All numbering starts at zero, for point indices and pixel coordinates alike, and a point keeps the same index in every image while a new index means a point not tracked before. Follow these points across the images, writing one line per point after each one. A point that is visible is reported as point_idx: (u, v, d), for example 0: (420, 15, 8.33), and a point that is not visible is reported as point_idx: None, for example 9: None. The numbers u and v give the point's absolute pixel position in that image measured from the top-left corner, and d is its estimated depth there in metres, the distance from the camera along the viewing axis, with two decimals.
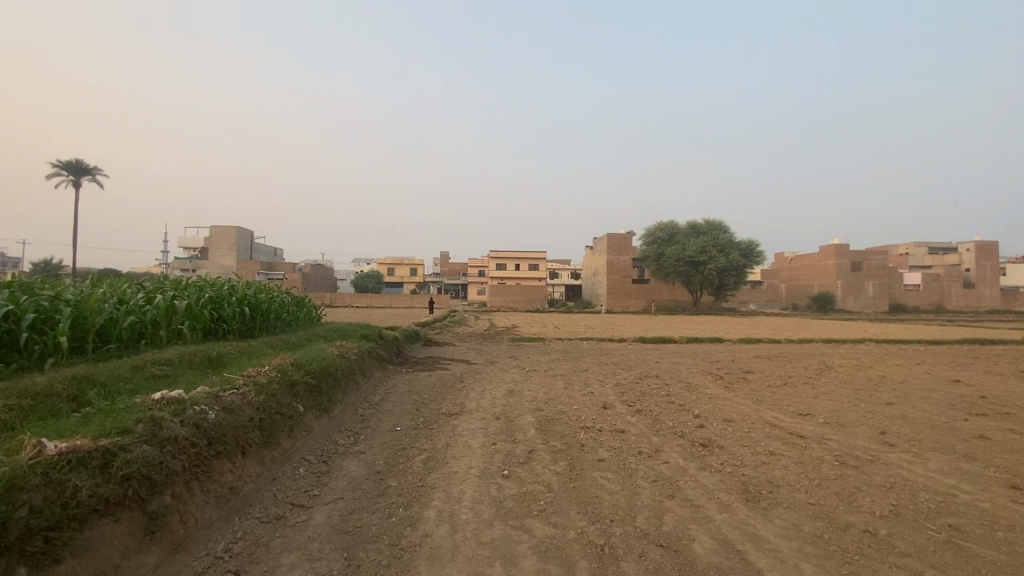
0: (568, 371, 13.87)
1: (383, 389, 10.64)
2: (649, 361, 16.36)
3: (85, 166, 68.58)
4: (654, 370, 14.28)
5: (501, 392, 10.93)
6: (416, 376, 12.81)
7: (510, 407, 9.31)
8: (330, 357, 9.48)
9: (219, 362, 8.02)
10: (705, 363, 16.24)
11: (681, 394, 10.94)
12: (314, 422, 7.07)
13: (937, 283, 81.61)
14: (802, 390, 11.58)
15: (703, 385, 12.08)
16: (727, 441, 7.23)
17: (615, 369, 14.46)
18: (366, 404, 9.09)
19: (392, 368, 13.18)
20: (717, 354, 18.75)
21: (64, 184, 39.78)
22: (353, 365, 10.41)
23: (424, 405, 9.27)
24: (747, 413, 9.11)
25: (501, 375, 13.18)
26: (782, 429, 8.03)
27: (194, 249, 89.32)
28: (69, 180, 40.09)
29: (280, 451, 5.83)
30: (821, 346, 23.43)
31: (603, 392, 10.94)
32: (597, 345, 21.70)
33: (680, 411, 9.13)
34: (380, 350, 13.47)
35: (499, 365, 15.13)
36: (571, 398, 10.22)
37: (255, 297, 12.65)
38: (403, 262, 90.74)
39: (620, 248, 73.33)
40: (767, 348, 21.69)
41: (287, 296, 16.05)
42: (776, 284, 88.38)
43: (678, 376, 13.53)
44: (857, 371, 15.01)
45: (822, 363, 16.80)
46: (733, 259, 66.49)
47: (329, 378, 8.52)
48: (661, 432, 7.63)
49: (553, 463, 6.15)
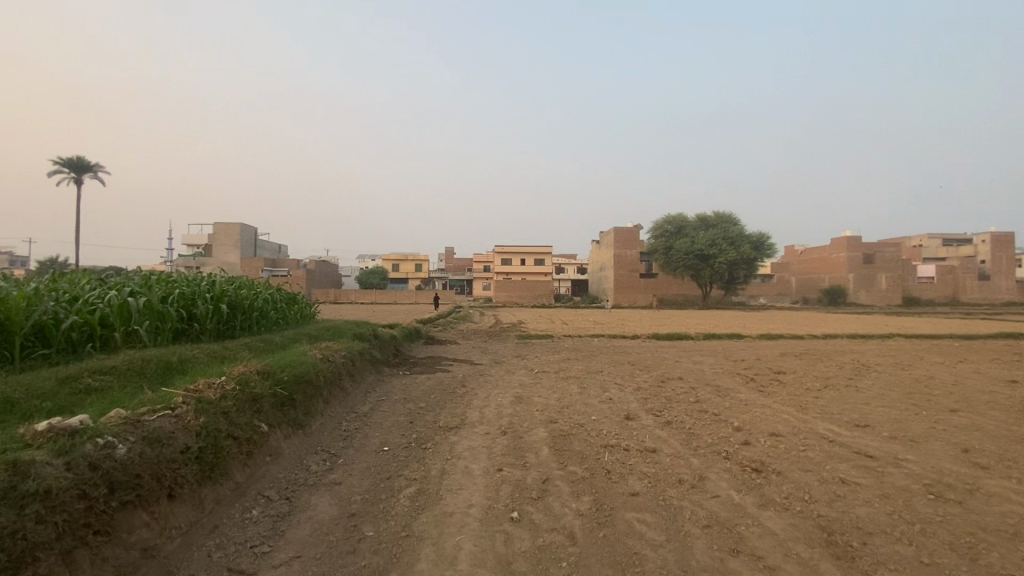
0: (582, 373, 12.60)
1: (375, 396, 9.41)
2: (668, 361, 15.06)
3: (87, 164, 67.97)
4: (676, 372, 12.98)
5: (508, 398, 9.67)
6: (414, 379, 11.56)
7: (518, 419, 8.04)
8: (312, 361, 8.26)
9: (176, 369, 6.83)
10: (728, 363, 14.93)
11: (713, 400, 9.66)
12: (281, 444, 5.85)
13: (952, 276, 79.62)
14: (847, 395, 10.26)
15: (734, 389, 10.78)
16: (784, 464, 5.95)
17: (633, 371, 13.16)
18: (351, 417, 7.84)
19: (387, 371, 11.96)
20: (740, 352, 17.44)
21: (66, 180, 39.54)
22: (341, 369, 9.20)
23: (419, 417, 8.03)
24: (794, 424, 7.81)
25: (508, 378, 11.90)
26: (844, 446, 6.73)
27: (198, 246, 88.73)
28: (69, 177, 39.76)
29: (228, 486, 4.60)
30: (848, 341, 22.05)
31: (623, 399, 9.65)
32: (609, 342, 20.45)
33: (717, 423, 7.84)
34: (374, 351, 12.24)
35: (506, 366, 13.84)
36: (587, 407, 8.95)
37: (235, 293, 11.46)
38: (407, 258, 89.57)
39: (628, 242, 71.80)
40: (792, 344, 20.36)
41: (276, 291, 14.88)
42: (786, 278, 86.55)
43: (704, 378, 12.23)
44: (898, 371, 13.64)
45: (856, 362, 15.47)
46: (744, 251, 64.88)
47: (306, 387, 7.31)
48: (700, 453, 6.34)
49: (575, 500, 4.87)
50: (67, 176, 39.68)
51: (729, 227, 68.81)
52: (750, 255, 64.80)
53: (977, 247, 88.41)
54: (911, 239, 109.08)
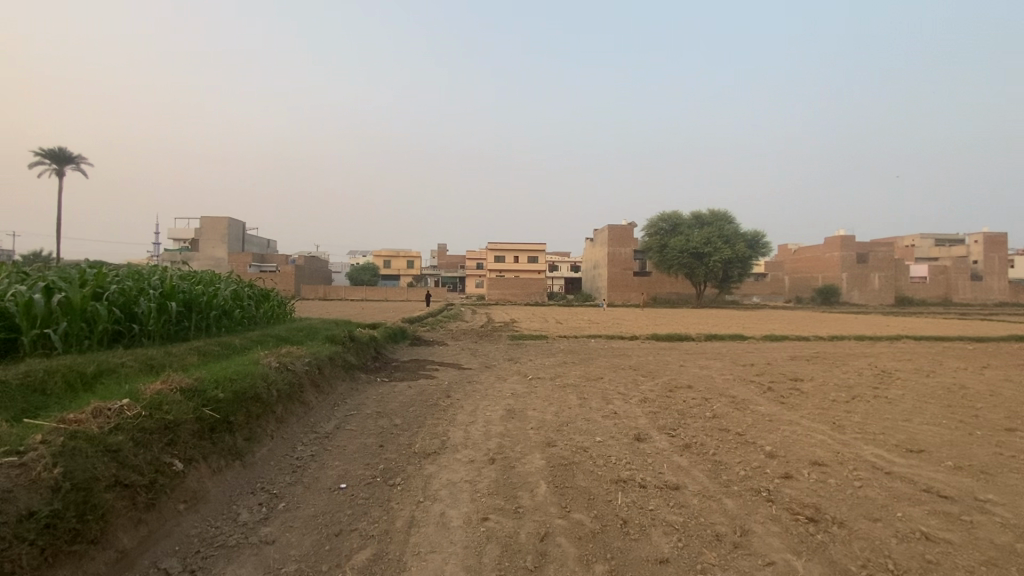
0: (581, 380, 11.37)
1: (344, 410, 8.12)
2: (673, 366, 13.88)
3: (67, 155, 65.88)
4: (683, 379, 11.81)
5: (499, 412, 8.40)
6: (392, 388, 10.23)
7: (511, 441, 6.76)
8: (265, 370, 6.96)
9: (85, 384, 5.51)
10: (738, 368, 13.80)
11: (733, 414, 8.48)
12: (204, 484, 4.57)
13: (944, 276, 79.37)
14: (881, 408, 9.14)
15: (753, 401, 9.59)
16: (845, 512, 4.72)
17: (636, 378, 11.96)
18: (310, 441, 6.53)
19: (363, 378, 10.65)
20: (746, 356, 16.33)
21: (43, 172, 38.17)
22: (304, 379, 7.91)
23: (391, 438, 6.73)
24: (836, 449, 6.64)
25: (499, 386, 10.64)
26: (907, 483, 5.53)
27: (184, 241, 86.81)
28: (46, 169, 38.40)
29: (105, 559, 3.35)
30: (856, 344, 21.01)
31: (630, 413, 8.44)
32: (607, 344, 19.28)
33: (744, 447, 6.63)
34: (349, 354, 10.93)
35: (496, 371, 12.57)
36: (591, 423, 7.73)
37: (188, 289, 10.11)
38: (398, 253, 88.03)
39: (622, 239, 70.80)
40: (799, 347, 19.29)
41: (244, 287, 13.50)
42: (780, 277, 86.05)
43: (716, 387, 11.05)
44: (923, 379, 12.56)
45: (872, 367, 14.40)
46: (739, 250, 64.08)
47: (252, 405, 6.02)
48: (735, 493, 5.10)
49: (584, 571, 3.61)
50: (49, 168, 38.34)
51: (724, 225, 68.00)
52: (746, 253, 64.02)
53: (970, 247, 88.30)
54: (903, 238, 109.18)
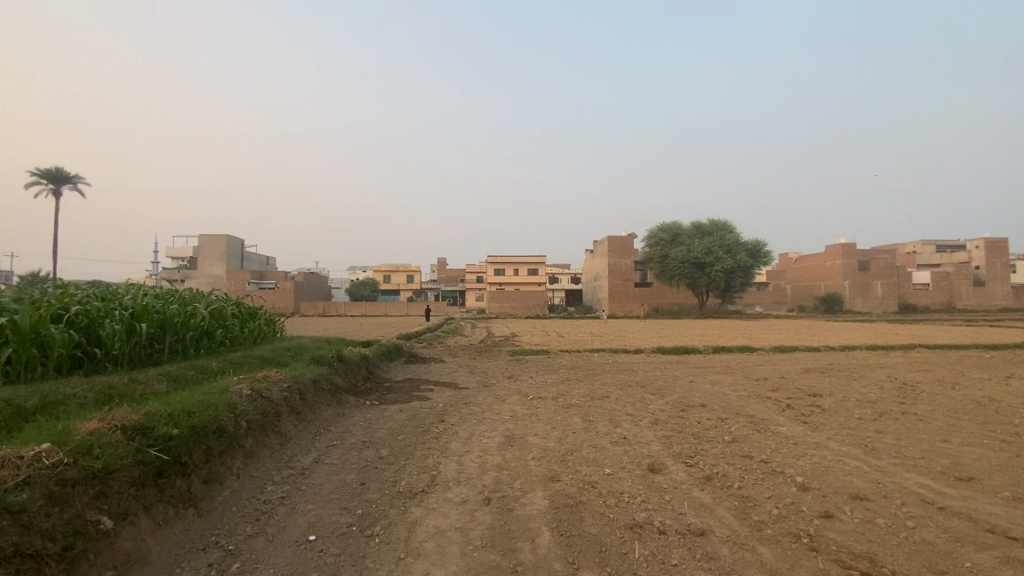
0: (586, 399, 10.62)
1: (325, 440, 7.39)
2: (682, 382, 13.12)
3: (66, 175, 65.86)
4: (695, 397, 11.05)
5: (496, 438, 7.65)
6: (382, 412, 9.48)
7: (510, 475, 6.01)
8: (233, 398, 6.24)
9: (18, 421, 4.81)
10: (751, 383, 13.04)
11: (753, 438, 7.72)
12: (142, 544, 3.85)
13: (947, 282, 78.64)
14: (913, 427, 8.37)
15: (773, 422, 8.82)
16: (905, 563, 3.96)
17: (645, 396, 11.19)
18: (282, 480, 5.79)
19: (351, 402, 9.91)
20: (757, 369, 15.57)
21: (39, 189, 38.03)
22: (281, 406, 7.18)
23: (374, 475, 5.98)
24: (876, 479, 5.88)
25: (497, 408, 9.88)
26: (967, 520, 4.78)
27: (182, 260, 86.38)
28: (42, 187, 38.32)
29: None
30: (869, 354, 20.24)
31: (641, 437, 7.69)
32: (611, 358, 18.53)
33: (773, 478, 5.87)
34: (336, 376, 10.21)
35: (495, 391, 11.82)
36: (598, 452, 6.98)
37: (161, 309, 9.44)
38: (397, 268, 87.41)
39: (621, 251, 70.24)
40: (811, 358, 18.52)
41: (227, 306, 12.83)
42: (782, 286, 85.29)
43: (730, 405, 10.28)
44: (948, 391, 11.78)
45: (892, 380, 13.64)
46: (740, 259, 63.49)
47: (211, 442, 5.29)
48: (771, 539, 4.35)
49: None
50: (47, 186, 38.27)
51: (724, 235, 67.52)
52: (747, 262, 63.49)
53: (972, 253, 87.75)
54: (903, 245, 108.68)
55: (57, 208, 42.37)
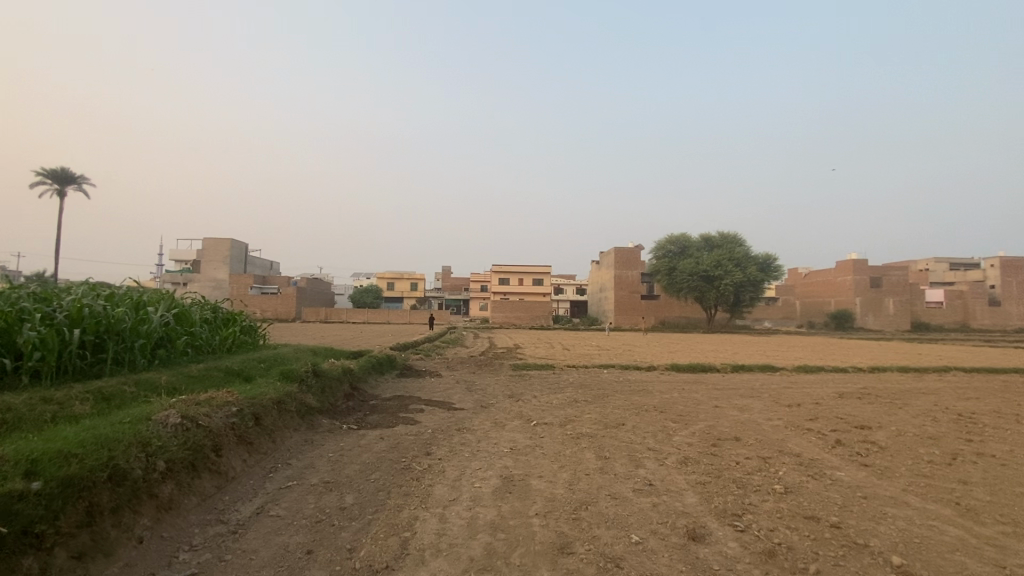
0: (599, 427, 9.15)
1: (280, 480, 5.97)
2: (705, 408, 11.56)
3: (72, 176, 65.53)
4: (724, 427, 9.55)
5: (492, 483, 6.16)
6: (359, 440, 8.01)
7: (506, 545, 4.52)
8: (149, 430, 4.84)
9: None
10: (784, 410, 11.53)
11: (812, 488, 6.22)
12: None
13: (961, 300, 76.65)
14: (1003, 478, 6.85)
15: (826, 464, 7.29)
16: None
17: (666, 424, 9.71)
18: (201, 542, 4.36)
19: (325, 426, 8.48)
20: (786, 392, 13.96)
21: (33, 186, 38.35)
22: (222, 437, 5.78)
23: (327, 539, 4.52)
24: (997, 564, 4.41)
25: (493, 437, 8.39)
26: None
27: (185, 263, 85.65)
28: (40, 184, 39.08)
29: None
30: (900, 377, 18.68)
31: (672, 484, 6.21)
32: (621, 376, 17.03)
33: (860, 558, 4.40)
34: (309, 394, 8.83)
35: (493, 414, 10.32)
36: (620, 505, 5.50)
37: (102, 312, 8.08)
38: (402, 276, 86.14)
39: (628, 262, 68.71)
40: (840, 381, 16.96)
41: (196, 312, 11.47)
42: (791, 301, 83.43)
43: (768, 439, 8.74)
44: (1016, 427, 10.19)
45: (942, 410, 12.04)
46: (750, 273, 61.80)
47: (97, 496, 3.89)
48: None
49: None
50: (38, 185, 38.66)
51: (734, 248, 65.94)
52: (758, 276, 61.91)
53: (986, 272, 85.77)
54: (914, 263, 106.76)
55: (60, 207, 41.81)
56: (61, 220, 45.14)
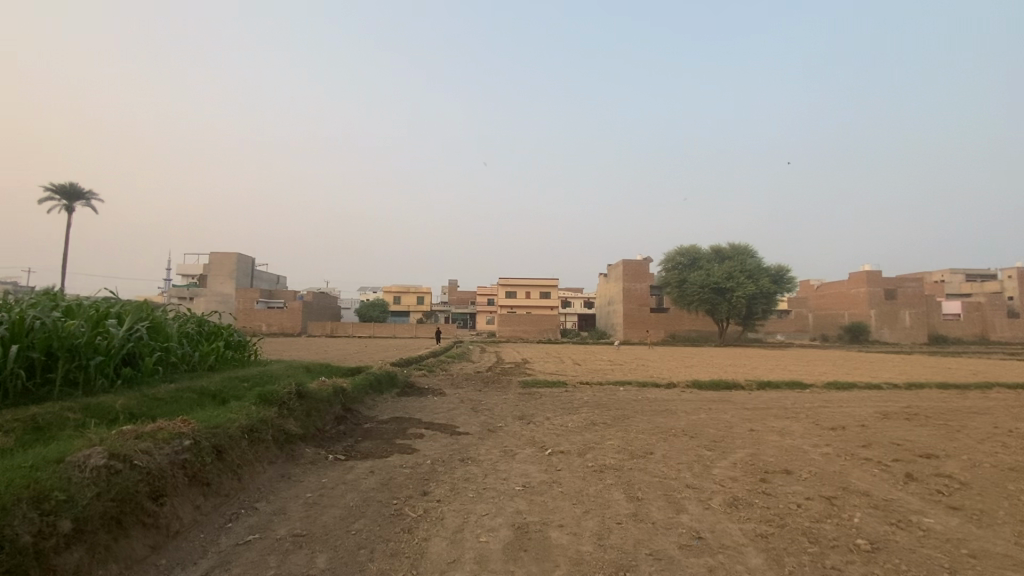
0: (625, 458, 7.91)
1: (240, 533, 4.79)
2: (738, 432, 10.30)
3: (80, 192, 65.70)
4: (768, 457, 8.27)
5: (502, 537, 4.93)
6: (346, 475, 6.82)
7: None
8: (53, 479, 3.74)
9: None
10: (828, 434, 10.25)
11: (904, 545, 4.94)
12: None
13: (979, 312, 74.53)
14: None
15: (906, 507, 6.01)
16: None
17: (701, 453, 8.46)
18: None
19: (308, 456, 7.32)
20: (824, 413, 12.65)
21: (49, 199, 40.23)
22: (166, 479, 4.66)
23: None
24: None
25: (503, 470, 7.17)
26: None
27: (191, 277, 85.48)
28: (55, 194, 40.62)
29: None
30: (939, 394, 17.26)
31: (727, 538, 4.97)
32: (639, 394, 15.76)
33: None
34: (291, 419, 7.70)
35: (502, 440, 9.10)
36: (669, 572, 4.26)
37: (51, 326, 7.02)
38: (408, 289, 85.21)
39: (637, 274, 67.41)
40: (877, 399, 15.60)
41: (173, 325, 10.41)
42: (804, 314, 81.52)
43: (824, 471, 7.46)
44: None
45: (1006, 433, 10.68)
46: (763, 285, 60.31)
47: None
48: None
49: None
50: (55, 199, 40.85)
51: (745, 260, 64.53)
52: (771, 288, 60.46)
53: (1004, 284, 83.65)
54: (929, 275, 104.59)
55: (68, 221, 41.58)
56: (67, 235, 44.82)
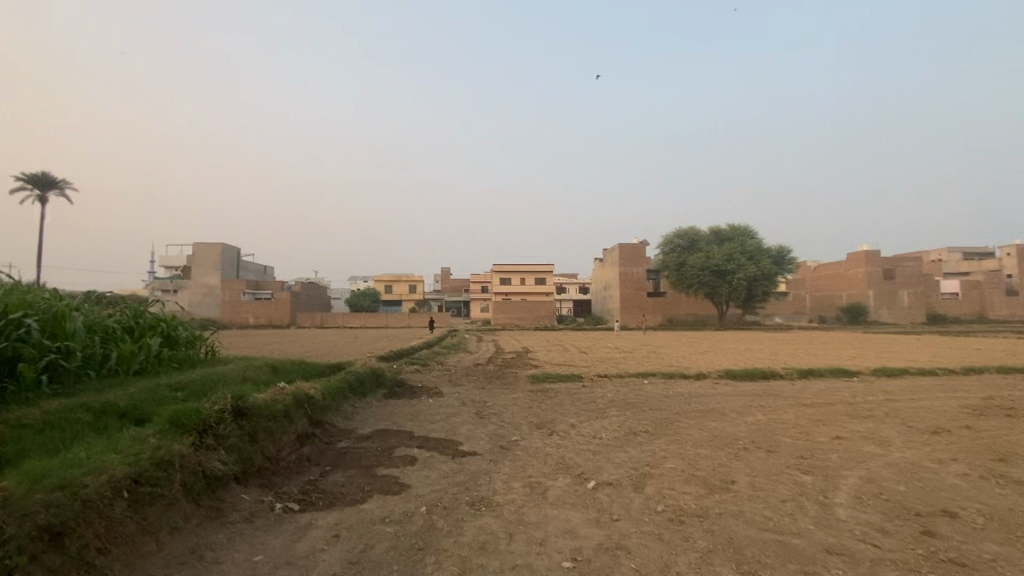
0: (704, 496, 5.53)
1: None
2: (824, 442, 7.98)
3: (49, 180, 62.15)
4: (897, 485, 5.95)
5: None
6: (294, 543, 4.36)
7: None
8: None
9: None
10: (938, 443, 7.94)
11: None
12: None
13: (978, 290, 72.80)
14: None
15: None
16: None
17: (801, 480, 6.11)
18: None
19: (243, 510, 4.90)
20: (904, 411, 10.35)
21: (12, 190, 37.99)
22: None
23: None
24: None
25: (535, 525, 4.78)
26: None
27: (174, 268, 82.19)
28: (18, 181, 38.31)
29: None
30: (1000, 380, 15.07)
31: None
32: (669, 390, 13.42)
33: None
34: (219, 453, 5.24)
35: (524, 465, 6.68)
36: None
37: None
38: (399, 278, 82.32)
39: (634, 258, 65.07)
40: (943, 389, 13.34)
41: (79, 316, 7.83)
42: (803, 295, 79.62)
43: (998, 512, 5.15)
44: None
45: None
46: (764, 266, 58.20)
47: None
48: None
49: None
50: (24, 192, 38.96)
51: (745, 241, 62.38)
52: (773, 269, 58.44)
53: (1002, 261, 82.10)
54: (926, 254, 103.02)
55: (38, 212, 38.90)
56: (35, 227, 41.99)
